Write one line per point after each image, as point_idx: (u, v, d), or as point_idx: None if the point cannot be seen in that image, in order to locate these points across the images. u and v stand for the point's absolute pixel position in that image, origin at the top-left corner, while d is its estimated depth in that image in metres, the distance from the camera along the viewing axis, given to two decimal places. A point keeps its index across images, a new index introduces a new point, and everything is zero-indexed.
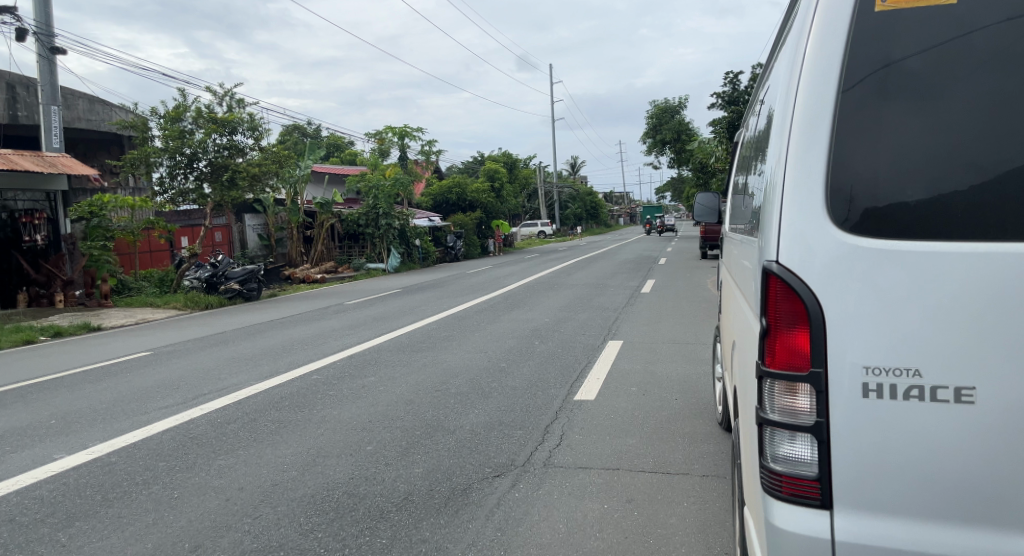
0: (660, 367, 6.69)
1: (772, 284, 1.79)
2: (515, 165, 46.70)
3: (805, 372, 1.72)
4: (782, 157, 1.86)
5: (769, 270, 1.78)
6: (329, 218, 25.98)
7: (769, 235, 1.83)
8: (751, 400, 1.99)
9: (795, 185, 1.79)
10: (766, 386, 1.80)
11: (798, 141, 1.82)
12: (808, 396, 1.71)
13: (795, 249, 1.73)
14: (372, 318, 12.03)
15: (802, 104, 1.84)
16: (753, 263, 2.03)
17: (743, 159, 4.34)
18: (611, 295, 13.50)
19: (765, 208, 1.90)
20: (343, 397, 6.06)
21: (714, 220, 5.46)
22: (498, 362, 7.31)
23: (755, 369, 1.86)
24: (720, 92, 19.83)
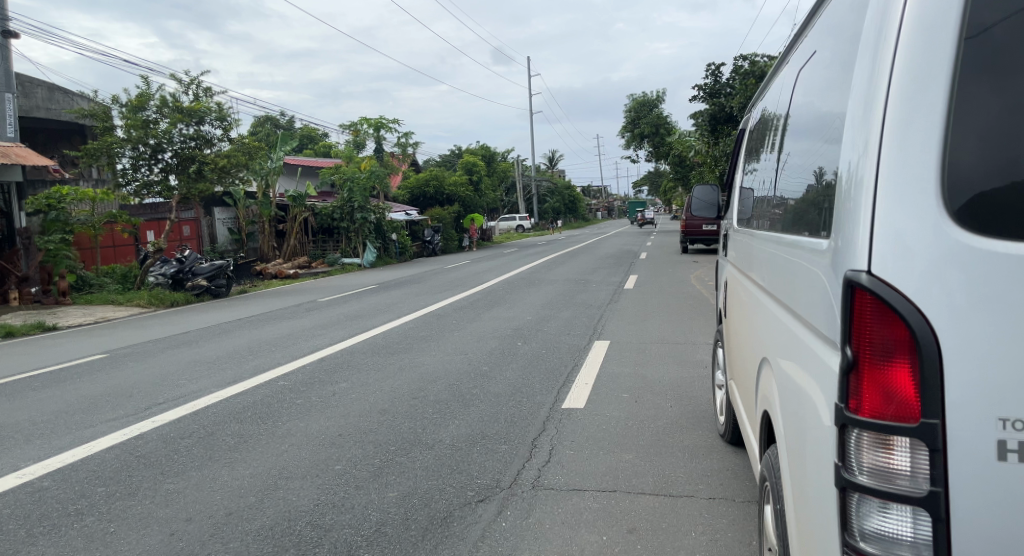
0: (651, 370, 6.33)
1: (861, 302, 1.39)
2: (493, 159, 46.19)
3: (907, 422, 1.33)
4: (874, 135, 1.45)
5: (858, 283, 1.39)
6: (302, 212, 25.28)
7: (856, 236, 1.43)
8: (814, 447, 1.60)
9: (894, 172, 1.38)
10: (849, 436, 1.41)
11: (898, 114, 1.41)
12: (913, 455, 1.32)
13: (897, 257, 1.34)
14: (346, 316, 11.55)
15: (902, 65, 1.42)
16: (819, 271, 1.63)
17: (755, 143, 3.98)
18: (593, 291, 13.14)
19: (847, 202, 1.50)
20: (311, 406, 5.60)
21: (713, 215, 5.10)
22: (479, 365, 6.89)
23: (832, 413, 1.47)
24: (702, 84, 19.53)
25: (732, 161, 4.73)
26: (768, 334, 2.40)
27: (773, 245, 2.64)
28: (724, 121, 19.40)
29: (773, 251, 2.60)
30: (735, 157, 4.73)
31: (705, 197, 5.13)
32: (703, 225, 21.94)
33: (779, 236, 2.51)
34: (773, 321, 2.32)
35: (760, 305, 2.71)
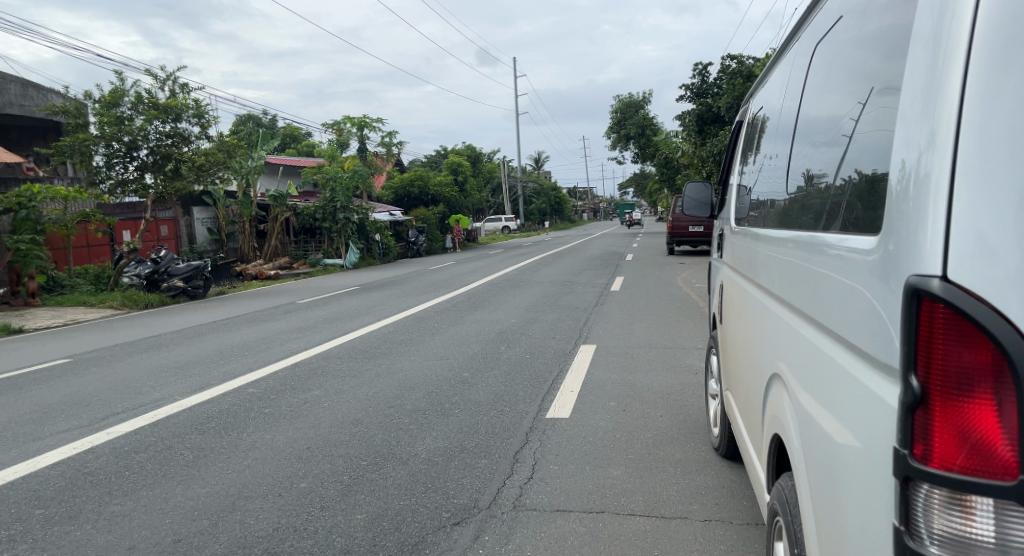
0: (639, 377, 6.06)
1: (930, 323, 1.14)
2: (479, 159, 45.89)
3: (994, 480, 1.08)
4: (949, 110, 1.19)
5: (925, 298, 1.13)
6: (284, 212, 24.82)
7: (924, 237, 1.17)
8: (860, 495, 1.35)
9: (973, 158, 1.13)
10: (914, 492, 1.17)
11: (980, 83, 1.14)
12: (1000, 522, 1.07)
13: (977, 262, 1.08)
14: (326, 319, 11.20)
15: (988, 21, 1.15)
16: (867, 282, 1.38)
17: (753, 138, 3.72)
18: (579, 294, 12.87)
19: (911, 196, 1.25)
20: (280, 416, 5.26)
21: (705, 215, 4.85)
22: (460, 371, 6.59)
23: (890, 459, 1.22)
24: (689, 84, 19.36)
25: (727, 157, 4.50)
26: (778, 345, 2.18)
27: (780, 246, 2.41)
28: (711, 121, 19.24)
29: (780, 254, 2.38)
30: (728, 152, 4.50)
31: (697, 195, 4.88)
32: (689, 227, 21.76)
33: (788, 237, 2.29)
34: (785, 331, 2.09)
35: (766, 313, 2.49)
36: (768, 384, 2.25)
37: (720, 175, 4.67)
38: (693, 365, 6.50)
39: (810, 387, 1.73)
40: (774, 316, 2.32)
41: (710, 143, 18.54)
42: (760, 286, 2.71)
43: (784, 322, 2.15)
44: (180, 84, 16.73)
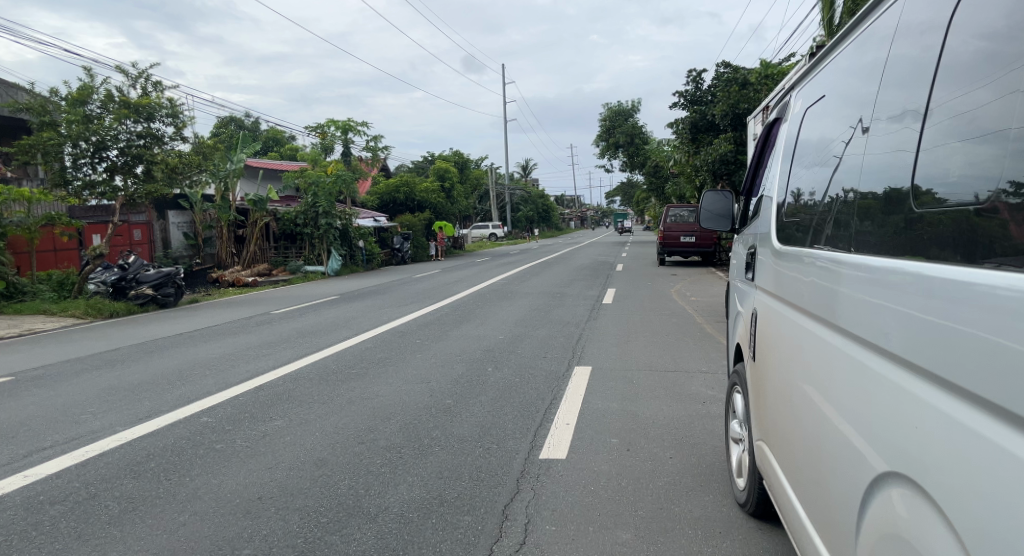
0: (643, 408, 5.44)
1: None
2: (466, 166, 45.19)
3: None
4: None
5: None
6: (264, 217, 24.04)
7: None
8: None
9: None
10: None
11: None
12: None
13: None
14: (301, 331, 10.46)
15: None
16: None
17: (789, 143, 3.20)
18: (570, 307, 12.25)
19: None
20: (233, 452, 4.58)
21: (725, 228, 4.23)
22: (442, 397, 5.93)
23: None
24: (682, 91, 18.92)
25: (756, 167, 3.90)
26: (845, 386, 1.97)
27: (834, 275, 2.20)
28: (704, 129, 18.76)
29: (837, 283, 2.16)
30: (756, 158, 3.93)
31: (722, 205, 4.27)
32: (680, 236, 21.34)
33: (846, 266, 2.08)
34: (857, 372, 1.88)
35: (821, 347, 2.27)
36: (835, 429, 2.04)
37: (743, 182, 4.06)
38: (700, 393, 5.88)
39: (892, 433, 1.58)
40: (835, 353, 2.10)
41: (703, 152, 18.03)
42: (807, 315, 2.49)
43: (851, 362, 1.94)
44: (152, 82, 16.01)
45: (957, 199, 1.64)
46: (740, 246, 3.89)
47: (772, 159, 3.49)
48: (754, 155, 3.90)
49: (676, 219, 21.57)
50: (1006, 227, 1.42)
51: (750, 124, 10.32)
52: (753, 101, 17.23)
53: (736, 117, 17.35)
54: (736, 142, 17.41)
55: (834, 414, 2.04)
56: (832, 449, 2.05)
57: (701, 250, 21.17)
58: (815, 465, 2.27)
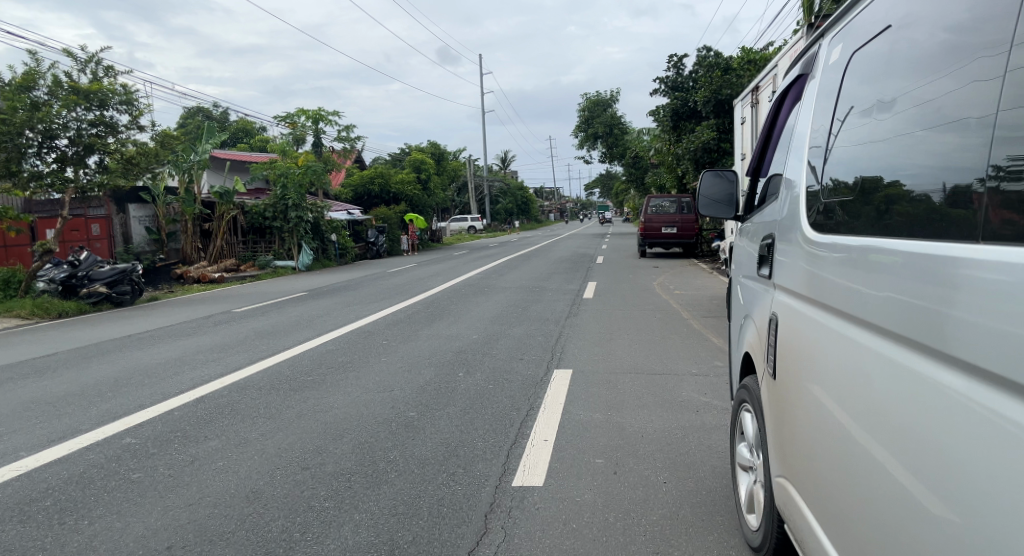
0: (629, 420, 4.84)
1: None
2: (444, 157, 44.20)
3: None
4: None
5: None
6: (231, 210, 23.05)
7: None
8: None
9: None
10: None
11: None
12: None
13: None
14: (260, 332, 9.68)
15: None
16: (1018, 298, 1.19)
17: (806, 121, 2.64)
18: (549, 302, 11.64)
19: None
20: (153, 483, 3.88)
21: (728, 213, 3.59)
22: (406, 409, 5.28)
23: None
24: (663, 76, 18.35)
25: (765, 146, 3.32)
26: (889, 400, 1.65)
27: (865, 267, 1.85)
28: (686, 116, 18.20)
29: (871, 276, 1.82)
30: (763, 135, 3.35)
31: (726, 180, 3.65)
32: (662, 228, 20.80)
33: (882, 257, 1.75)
34: (908, 384, 1.57)
35: (850, 353, 1.93)
36: (875, 450, 1.72)
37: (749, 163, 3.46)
38: (692, 401, 5.28)
39: (965, 452, 1.31)
40: (874, 360, 1.77)
41: (685, 140, 17.47)
42: (826, 316, 2.14)
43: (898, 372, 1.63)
44: (102, 67, 15.05)
45: (924, 187, 1.71)
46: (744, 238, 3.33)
47: (781, 143, 2.98)
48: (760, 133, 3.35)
49: (657, 210, 21.03)
50: (974, 213, 1.46)
51: (737, 108, 9.78)
52: (735, 86, 16.69)
53: (719, 103, 16.81)
54: (719, 129, 16.88)
55: (875, 434, 1.72)
56: (873, 476, 1.73)
57: (683, 241, 20.68)
58: (845, 491, 1.94)
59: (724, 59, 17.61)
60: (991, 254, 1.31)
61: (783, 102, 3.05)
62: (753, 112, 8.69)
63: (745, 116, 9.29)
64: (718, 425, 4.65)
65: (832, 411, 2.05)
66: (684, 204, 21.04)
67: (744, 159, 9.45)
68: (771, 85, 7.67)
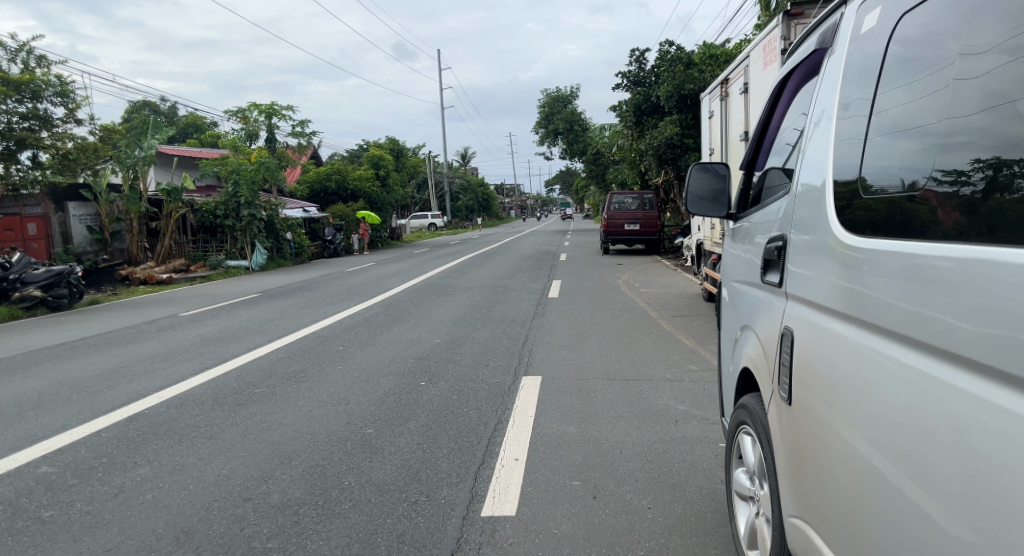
0: (605, 433, 4.51)
1: None
2: (403, 153, 43.32)
3: None
4: None
5: None
6: (180, 208, 21.94)
7: None
8: None
9: None
10: None
11: None
12: None
13: None
14: (207, 338, 9.05)
15: None
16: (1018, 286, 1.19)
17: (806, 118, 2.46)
18: (514, 302, 11.28)
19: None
20: (68, 523, 3.36)
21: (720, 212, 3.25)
22: (364, 424, 4.84)
23: None
24: (625, 71, 18.15)
25: (767, 135, 3.02)
26: (914, 422, 1.47)
27: (885, 275, 1.63)
28: (649, 111, 18.04)
29: (891, 283, 1.60)
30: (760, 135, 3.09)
31: (719, 172, 3.32)
32: (625, 224, 20.63)
33: (904, 266, 1.54)
34: (933, 401, 1.41)
35: (861, 369, 1.72)
36: (896, 478, 1.53)
37: (747, 154, 3.16)
38: (669, 410, 4.97)
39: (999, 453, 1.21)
40: (886, 376, 1.60)
41: (648, 135, 17.30)
42: (831, 325, 1.92)
43: (922, 391, 1.45)
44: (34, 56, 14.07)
45: (879, 183, 1.82)
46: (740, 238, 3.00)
47: (789, 131, 2.71)
48: (759, 122, 3.05)
49: (620, 207, 20.87)
50: (935, 213, 1.56)
51: (704, 101, 9.61)
52: (698, 81, 16.59)
53: (681, 98, 16.68)
54: (682, 125, 16.77)
55: (895, 461, 1.54)
56: (894, 508, 1.54)
57: (646, 238, 20.56)
58: (851, 520, 1.76)
59: (686, 53, 17.50)
60: (994, 256, 1.27)
61: (789, 84, 2.76)
62: (721, 106, 8.50)
63: (712, 110, 9.11)
64: (699, 438, 4.35)
65: (836, 430, 1.85)
66: (646, 200, 20.89)
67: (711, 154, 9.26)
68: (742, 77, 7.45)
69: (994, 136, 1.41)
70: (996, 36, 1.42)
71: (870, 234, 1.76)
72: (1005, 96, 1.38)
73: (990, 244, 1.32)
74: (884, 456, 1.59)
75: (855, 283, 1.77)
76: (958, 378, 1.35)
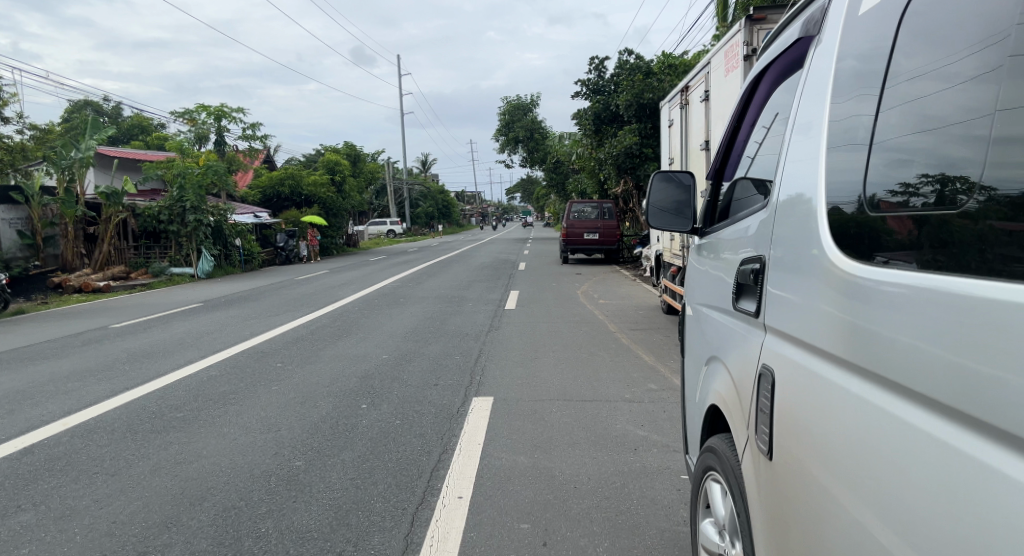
0: (558, 464, 4.14)
1: None
2: (360, 158, 42.46)
3: None
4: None
5: None
6: (120, 213, 20.81)
7: None
8: None
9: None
10: None
11: None
12: None
13: None
14: (136, 352, 8.36)
15: None
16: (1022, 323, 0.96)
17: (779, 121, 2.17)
18: (468, 314, 10.88)
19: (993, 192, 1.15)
20: None
21: (684, 228, 2.93)
22: (293, 455, 4.36)
23: None
24: (584, 79, 17.99)
25: (738, 143, 2.70)
26: (903, 479, 1.19)
27: (861, 305, 1.38)
28: (608, 120, 17.91)
29: (877, 311, 1.32)
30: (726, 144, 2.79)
31: (684, 181, 2.99)
32: (584, 233, 20.44)
33: (887, 294, 1.29)
34: (928, 455, 1.14)
35: (837, 410, 1.45)
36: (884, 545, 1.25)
37: (714, 163, 2.84)
38: (628, 436, 4.64)
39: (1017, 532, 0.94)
40: (868, 420, 1.32)
41: (608, 144, 17.14)
42: (804, 357, 1.64)
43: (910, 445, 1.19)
44: None
45: (828, 200, 1.64)
46: (707, 256, 2.67)
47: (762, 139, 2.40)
48: (728, 127, 2.74)
49: (579, 216, 20.68)
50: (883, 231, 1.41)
51: (663, 109, 9.43)
52: (657, 90, 16.52)
53: (641, 107, 16.58)
54: (641, 134, 16.68)
55: (880, 524, 1.26)
56: None
57: (604, 247, 20.41)
58: None
59: (645, 63, 17.44)
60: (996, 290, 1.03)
61: (761, 86, 2.44)
62: (680, 113, 8.30)
63: (672, 118, 8.90)
64: (660, 469, 4.02)
65: (809, 480, 1.56)
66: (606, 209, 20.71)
67: (670, 164, 9.07)
68: (702, 84, 7.24)
69: (939, 156, 1.31)
70: (947, 53, 1.31)
71: (828, 254, 1.55)
72: (954, 116, 1.27)
73: (964, 271, 1.14)
74: (867, 517, 1.31)
75: (835, 311, 1.48)
76: (955, 433, 1.08)
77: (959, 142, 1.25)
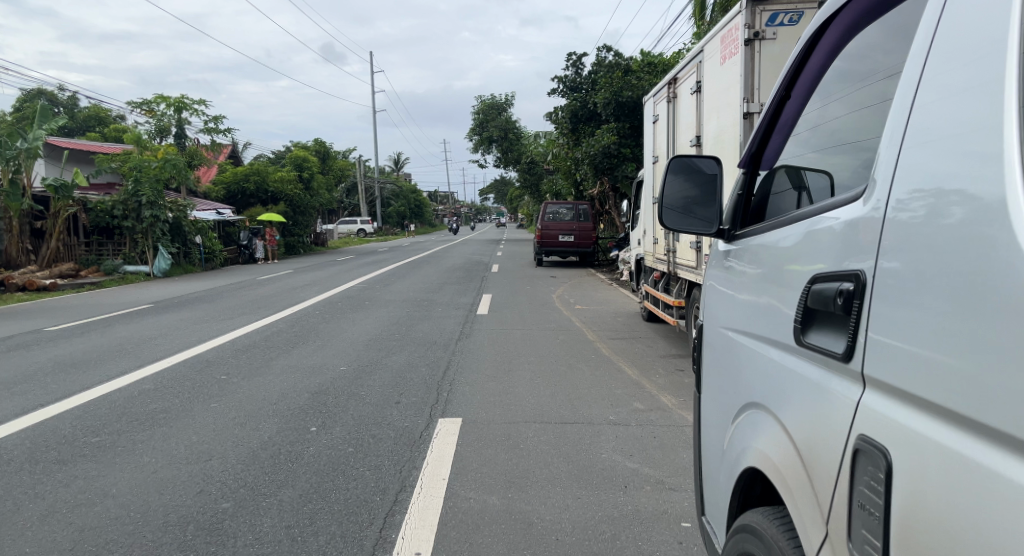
0: (538, 507, 3.51)
1: None
2: (329, 155, 41.22)
3: None
4: None
5: None
6: (70, 207, 19.41)
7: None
8: None
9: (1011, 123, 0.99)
10: None
11: None
12: None
13: None
14: (63, 360, 7.45)
15: None
16: None
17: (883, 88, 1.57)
18: (438, 320, 10.18)
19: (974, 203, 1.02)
20: None
21: (705, 231, 2.28)
22: (224, 495, 3.63)
23: None
24: (561, 76, 17.42)
25: (787, 112, 2.11)
26: None
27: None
28: (585, 119, 17.35)
29: None
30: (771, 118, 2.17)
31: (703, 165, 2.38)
32: (559, 236, 19.90)
33: None
34: None
35: (1002, 522, 0.90)
36: None
37: (750, 142, 2.25)
38: (617, 470, 4.06)
39: None
40: None
41: (585, 143, 16.63)
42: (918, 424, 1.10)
43: None
44: None
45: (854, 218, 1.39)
46: (741, 263, 2.05)
47: (841, 104, 1.81)
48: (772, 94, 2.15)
49: (554, 217, 20.10)
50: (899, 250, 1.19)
51: (646, 103, 8.97)
52: (637, 89, 16.03)
53: (620, 106, 16.08)
54: (619, 134, 16.19)
55: None
56: None
57: (579, 250, 19.87)
58: None
59: (624, 60, 16.96)
60: None
61: (830, 32, 1.86)
62: (668, 107, 7.83)
63: (657, 113, 8.44)
64: (656, 515, 3.43)
65: None
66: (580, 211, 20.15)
67: (655, 162, 8.60)
68: (693, 75, 6.75)
69: (927, 171, 1.18)
70: (948, 64, 1.19)
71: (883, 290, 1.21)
72: (948, 131, 1.15)
73: None
74: None
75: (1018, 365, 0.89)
76: None
77: (954, 154, 1.11)
